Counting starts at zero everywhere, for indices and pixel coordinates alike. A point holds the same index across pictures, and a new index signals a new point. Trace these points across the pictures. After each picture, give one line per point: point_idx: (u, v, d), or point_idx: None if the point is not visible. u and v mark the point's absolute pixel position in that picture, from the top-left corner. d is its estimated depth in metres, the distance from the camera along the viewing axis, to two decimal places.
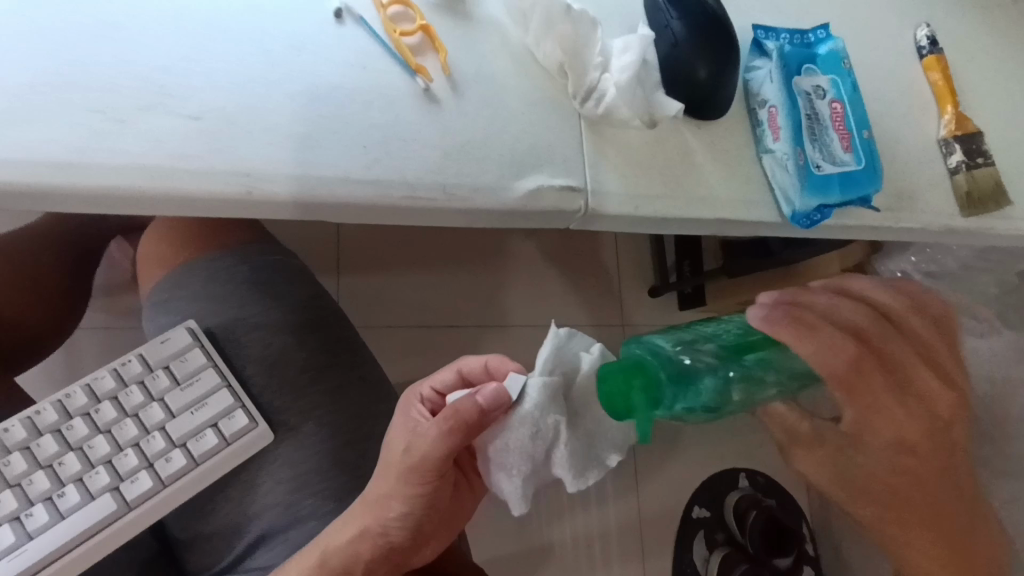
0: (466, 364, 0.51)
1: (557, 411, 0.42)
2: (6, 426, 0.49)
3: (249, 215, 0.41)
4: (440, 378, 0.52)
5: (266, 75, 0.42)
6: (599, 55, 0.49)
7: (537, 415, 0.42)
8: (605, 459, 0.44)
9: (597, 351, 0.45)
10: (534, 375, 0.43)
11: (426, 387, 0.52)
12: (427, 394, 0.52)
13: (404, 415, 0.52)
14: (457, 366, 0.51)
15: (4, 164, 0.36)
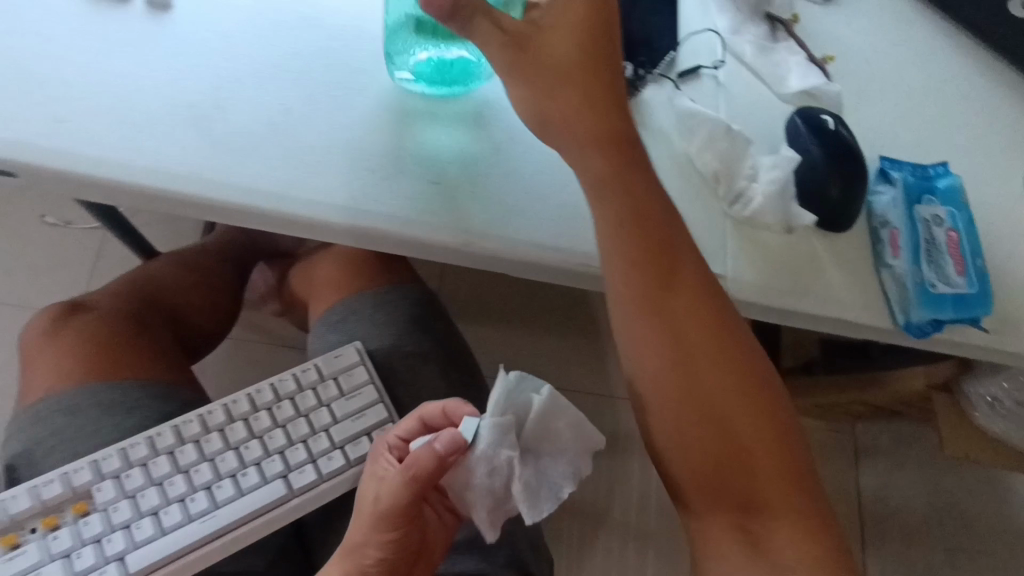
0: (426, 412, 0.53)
1: (508, 447, 0.47)
2: (209, 409, 0.58)
3: (461, 262, 0.51)
4: (406, 427, 0.54)
5: (485, 155, 0.53)
6: (751, 168, 0.58)
7: (489, 456, 0.47)
8: (560, 492, 0.47)
9: (546, 392, 0.47)
10: (487, 418, 0.47)
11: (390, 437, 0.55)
12: (392, 442, 0.54)
13: (375, 463, 0.54)
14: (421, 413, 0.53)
15: (308, 203, 0.48)
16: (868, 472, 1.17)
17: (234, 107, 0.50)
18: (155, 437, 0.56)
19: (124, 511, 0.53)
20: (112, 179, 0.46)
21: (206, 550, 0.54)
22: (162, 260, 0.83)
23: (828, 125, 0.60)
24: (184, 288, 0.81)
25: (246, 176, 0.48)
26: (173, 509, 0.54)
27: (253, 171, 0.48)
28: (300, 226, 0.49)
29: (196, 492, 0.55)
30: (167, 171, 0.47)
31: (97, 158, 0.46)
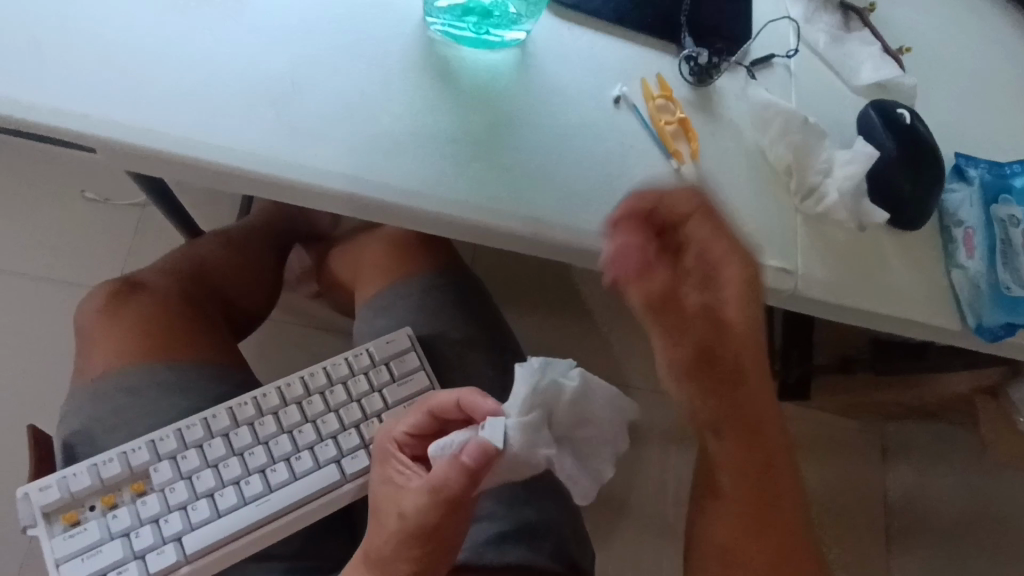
0: (437, 404, 0.49)
1: (546, 444, 0.45)
2: (263, 392, 0.58)
3: (529, 251, 0.51)
4: (416, 422, 0.50)
5: (556, 142, 0.52)
6: (824, 163, 0.56)
7: (527, 454, 0.44)
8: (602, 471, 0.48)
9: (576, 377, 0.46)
10: (513, 415, 0.44)
11: (393, 434, 0.51)
12: (400, 439, 0.50)
13: (385, 463, 0.50)
14: (427, 403, 0.50)
15: (379, 187, 0.47)
16: (896, 476, 1.16)
17: (309, 86, 0.49)
18: (211, 418, 0.56)
19: (181, 492, 0.53)
20: (186, 160, 0.46)
21: (262, 532, 0.54)
22: (210, 238, 0.83)
23: (904, 119, 0.59)
24: (231, 267, 0.81)
25: (321, 157, 0.47)
26: (228, 491, 0.54)
27: (328, 153, 0.48)
28: (372, 210, 0.48)
29: (250, 475, 0.55)
30: (242, 150, 0.46)
31: (172, 135, 0.46)
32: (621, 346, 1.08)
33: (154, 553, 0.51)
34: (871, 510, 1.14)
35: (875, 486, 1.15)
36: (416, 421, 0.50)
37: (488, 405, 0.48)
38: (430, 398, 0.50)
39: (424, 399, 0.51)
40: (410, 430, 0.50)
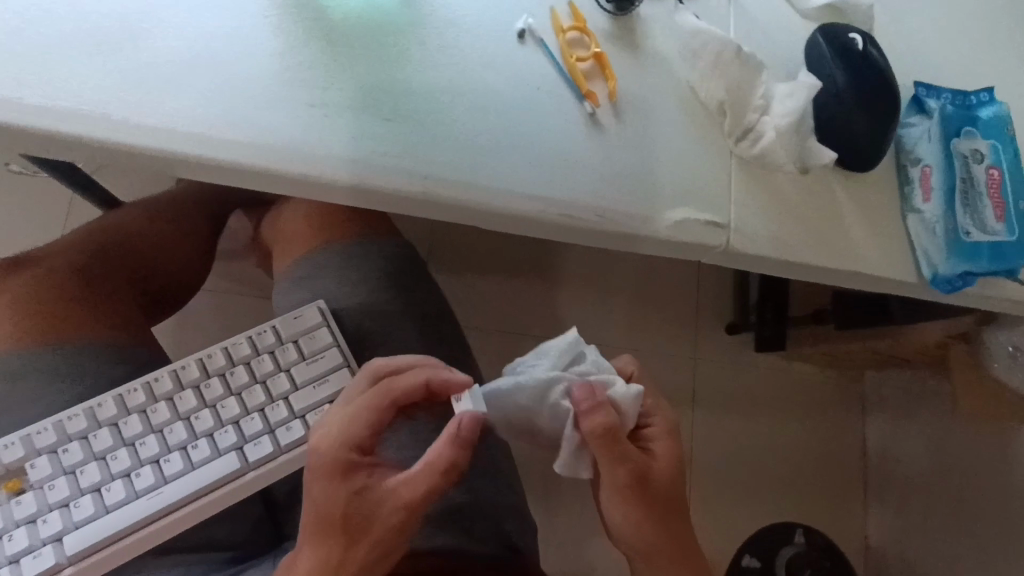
0: (401, 393, 0.46)
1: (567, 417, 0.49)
2: (156, 376, 0.53)
3: (421, 215, 0.44)
4: (377, 418, 0.46)
5: (449, 87, 0.45)
6: (762, 98, 0.50)
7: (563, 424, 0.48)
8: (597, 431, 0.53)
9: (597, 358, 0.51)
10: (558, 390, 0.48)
11: (352, 441, 0.45)
12: (361, 444, 0.46)
13: (347, 476, 0.45)
14: (386, 392, 0.46)
15: (232, 146, 0.41)
16: (874, 425, 1.15)
17: (151, 32, 0.42)
18: (97, 408, 0.52)
19: (62, 488, 0.49)
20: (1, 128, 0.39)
21: (154, 527, 0.51)
22: (123, 209, 0.72)
23: (856, 44, 0.51)
24: (154, 237, 0.71)
25: (165, 117, 0.40)
26: (116, 486, 0.50)
27: (174, 110, 0.41)
28: (231, 176, 0.41)
29: (142, 467, 0.51)
30: (67, 112, 0.39)
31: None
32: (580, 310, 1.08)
33: (31, 556, 0.49)
34: (843, 456, 1.15)
35: (854, 436, 1.16)
36: (378, 416, 0.46)
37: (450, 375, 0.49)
38: (388, 386, 0.46)
39: (379, 390, 0.46)
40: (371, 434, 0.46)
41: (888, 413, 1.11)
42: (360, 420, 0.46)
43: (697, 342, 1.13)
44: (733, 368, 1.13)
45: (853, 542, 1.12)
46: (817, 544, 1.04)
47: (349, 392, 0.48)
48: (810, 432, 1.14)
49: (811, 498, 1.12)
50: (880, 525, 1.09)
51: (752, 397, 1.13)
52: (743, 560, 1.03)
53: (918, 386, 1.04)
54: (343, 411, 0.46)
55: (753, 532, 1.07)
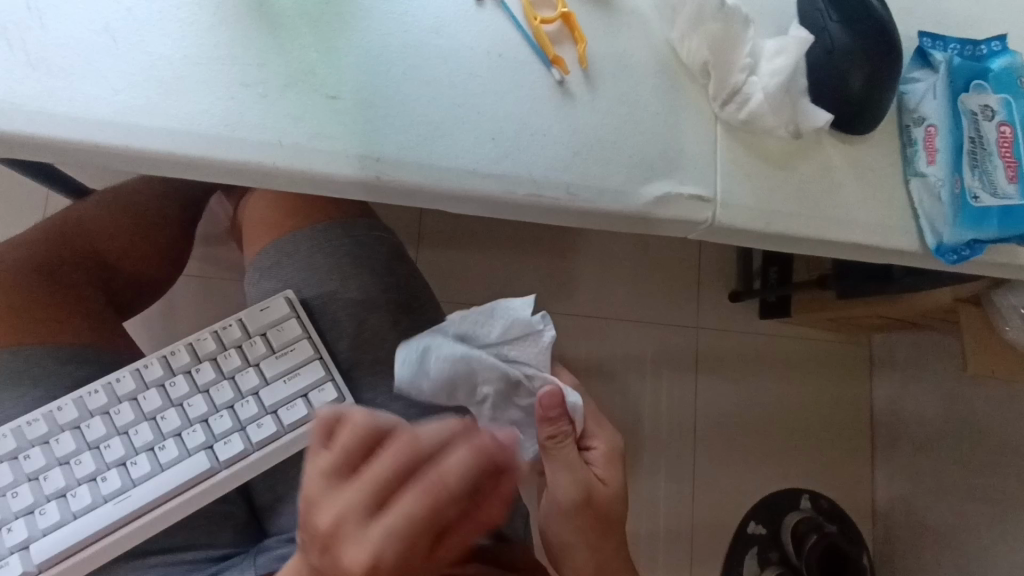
0: (471, 490, 0.34)
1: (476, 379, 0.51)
2: (118, 376, 0.51)
3: (377, 200, 0.41)
4: (441, 525, 0.33)
5: (400, 58, 0.41)
6: (749, 56, 0.45)
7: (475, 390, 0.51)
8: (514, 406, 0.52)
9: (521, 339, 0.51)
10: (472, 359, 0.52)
11: (432, 550, 0.34)
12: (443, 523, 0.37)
13: (430, 570, 0.36)
14: (456, 492, 0.33)
15: (158, 133, 0.37)
16: (882, 385, 1.12)
17: (55, 7, 0.37)
18: (57, 411, 0.50)
19: (26, 495, 0.48)
20: None
21: (125, 531, 0.49)
22: (90, 199, 0.70)
23: None
24: (116, 232, 0.69)
25: (82, 100, 0.36)
26: (82, 491, 0.48)
27: (91, 96, 0.36)
28: (161, 165, 0.37)
29: (108, 470, 0.49)
30: None
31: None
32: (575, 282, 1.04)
33: None
34: (852, 418, 1.13)
35: (862, 397, 1.14)
36: (444, 522, 0.33)
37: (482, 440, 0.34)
38: (446, 478, 0.33)
39: (437, 492, 0.33)
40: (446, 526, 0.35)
41: (897, 372, 1.09)
42: (422, 532, 0.33)
43: (698, 311, 1.09)
44: (738, 335, 1.10)
45: (862, 508, 1.11)
46: (820, 506, 1.08)
47: (376, 482, 0.33)
48: (818, 396, 1.12)
49: (818, 466, 1.10)
50: (889, 485, 1.09)
51: (757, 361, 1.10)
52: (749, 528, 1.04)
53: (931, 342, 1.02)
54: (395, 530, 0.32)
55: (760, 500, 1.06)
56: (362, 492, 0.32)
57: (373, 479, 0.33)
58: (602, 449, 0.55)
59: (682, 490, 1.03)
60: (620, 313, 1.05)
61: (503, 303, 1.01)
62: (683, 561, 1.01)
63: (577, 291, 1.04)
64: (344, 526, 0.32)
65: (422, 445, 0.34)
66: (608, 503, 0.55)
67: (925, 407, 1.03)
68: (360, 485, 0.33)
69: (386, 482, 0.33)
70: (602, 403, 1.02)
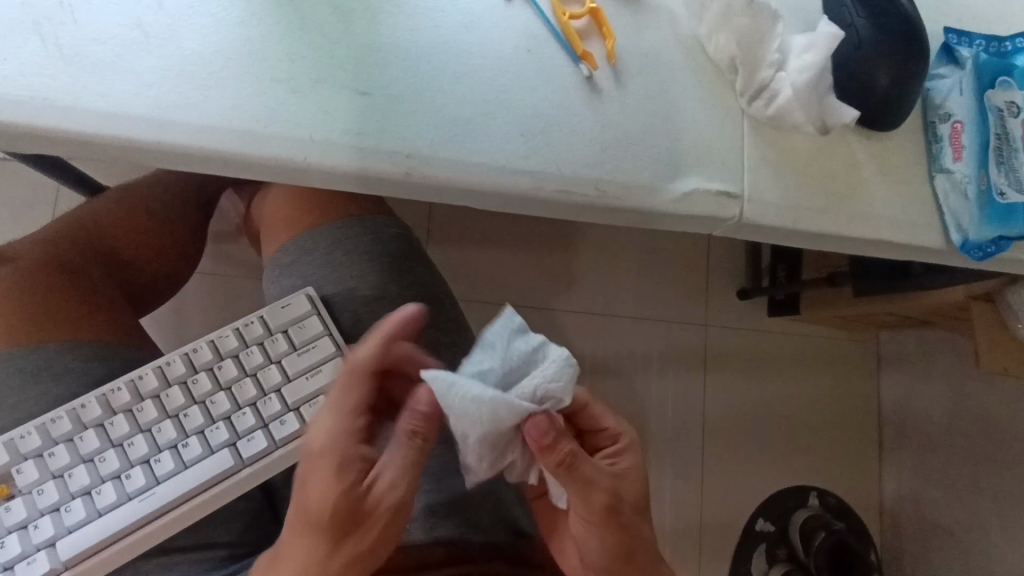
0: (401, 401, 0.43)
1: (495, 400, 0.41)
2: (140, 374, 0.51)
3: (406, 196, 0.41)
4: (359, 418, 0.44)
5: (430, 54, 0.41)
6: (777, 52, 0.46)
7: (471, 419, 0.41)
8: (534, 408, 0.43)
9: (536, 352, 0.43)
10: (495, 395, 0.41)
11: None
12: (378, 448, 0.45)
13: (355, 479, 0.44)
14: (376, 394, 0.44)
15: (189, 128, 0.37)
16: (890, 382, 1.13)
17: (88, 3, 0.37)
18: (81, 409, 0.49)
19: (51, 493, 0.48)
20: None
21: (148, 529, 0.49)
22: (105, 196, 0.70)
23: None
24: (130, 231, 0.69)
25: (115, 96, 0.36)
26: (106, 488, 0.48)
27: (123, 92, 0.36)
28: (192, 161, 0.37)
29: (133, 468, 0.49)
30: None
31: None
32: (581, 279, 1.04)
33: (24, 563, 0.47)
34: (860, 415, 1.13)
35: (870, 394, 1.14)
36: (358, 417, 0.44)
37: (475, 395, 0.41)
38: (377, 386, 0.45)
39: (362, 389, 0.44)
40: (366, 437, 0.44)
41: (905, 369, 1.09)
42: (332, 414, 0.44)
43: (707, 309, 1.08)
44: (747, 332, 1.09)
45: (870, 505, 1.10)
46: (828, 503, 1.08)
47: (342, 389, 0.47)
48: (826, 393, 1.12)
49: (827, 464, 1.10)
50: (897, 483, 1.09)
51: (766, 358, 1.10)
52: (757, 525, 1.04)
53: (940, 339, 1.02)
54: (326, 409, 0.45)
55: (768, 497, 1.06)
56: (332, 396, 0.47)
57: (346, 387, 0.47)
58: (617, 438, 0.50)
59: (690, 487, 1.03)
60: (630, 310, 1.05)
61: (512, 301, 1.01)
62: (692, 558, 1.01)
63: (584, 287, 1.04)
64: (317, 419, 0.47)
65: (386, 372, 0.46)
66: (633, 502, 0.48)
67: (933, 404, 1.03)
68: (334, 394, 0.47)
69: (358, 391, 0.47)
70: (610, 401, 1.02)
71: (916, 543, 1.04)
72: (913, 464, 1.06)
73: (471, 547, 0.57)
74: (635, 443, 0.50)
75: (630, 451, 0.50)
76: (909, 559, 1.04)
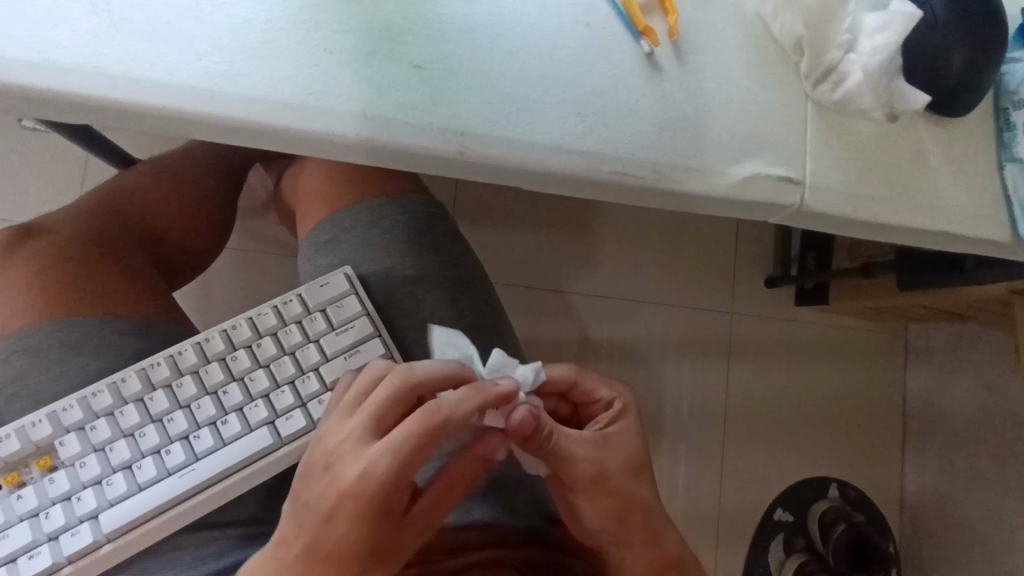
0: (455, 425, 0.40)
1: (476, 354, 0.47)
2: (180, 349, 0.50)
3: (457, 175, 0.39)
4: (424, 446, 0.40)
5: (485, 27, 0.39)
6: (848, 31, 0.43)
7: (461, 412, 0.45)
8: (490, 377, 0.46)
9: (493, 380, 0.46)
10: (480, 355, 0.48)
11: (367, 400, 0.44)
12: (402, 480, 0.40)
13: (373, 515, 0.40)
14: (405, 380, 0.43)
15: (243, 100, 0.35)
16: (917, 376, 1.10)
17: None
18: (122, 383, 0.49)
19: (93, 466, 0.48)
20: None
21: (189, 504, 0.49)
22: (137, 169, 0.70)
23: None
24: (162, 204, 0.69)
25: (169, 65, 0.35)
26: (147, 463, 0.48)
27: (176, 60, 0.35)
28: (241, 133, 0.36)
29: (172, 444, 0.49)
30: (49, 62, 0.34)
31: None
32: (602, 262, 1.02)
33: (67, 534, 0.47)
34: (884, 408, 1.11)
35: (896, 386, 1.12)
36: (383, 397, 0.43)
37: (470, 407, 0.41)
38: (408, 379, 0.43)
39: (436, 412, 0.40)
40: (413, 467, 0.40)
41: (934, 363, 1.07)
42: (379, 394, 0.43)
43: (733, 296, 1.06)
44: (773, 321, 1.07)
45: (891, 499, 1.09)
46: (849, 495, 1.06)
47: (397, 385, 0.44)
48: (850, 384, 1.10)
49: (850, 457, 1.08)
50: (920, 477, 1.07)
51: (792, 349, 1.08)
52: (776, 515, 1.03)
53: (974, 333, 0.99)
54: (394, 442, 0.39)
55: (789, 487, 1.05)
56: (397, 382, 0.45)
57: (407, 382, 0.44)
58: (614, 403, 0.50)
59: (709, 474, 1.02)
60: (653, 295, 1.03)
61: (536, 283, 0.99)
62: (709, 546, 1.00)
63: (606, 271, 1.02)
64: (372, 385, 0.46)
65: (490, 393, 0.42)
66: (622, 469, 0.47)
67: (962, 399, 1.01)
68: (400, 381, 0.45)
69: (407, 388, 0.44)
70: (631, 387, 1.01)
71: (937, 537, 1.02)
72: (939, 459, 1.04)
73: (504, 530, 0.56)
74: (631, 409, 0.50)
75: (622, 418, 0.49)
76: (930, 553, 1.03)
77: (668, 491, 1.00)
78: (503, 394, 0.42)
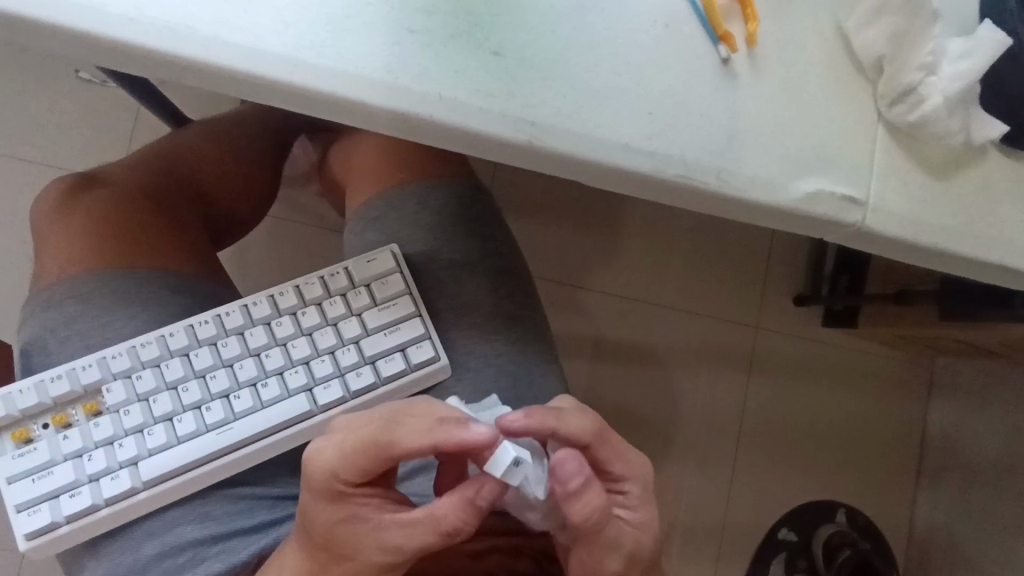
0: (403, 450, 0.40)
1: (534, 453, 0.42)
2: (227, 311, 0.51)
3: (524, 165, 0.40)
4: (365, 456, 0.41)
5: (564, 19, 0.40)
6: (931, 54, 0.42)
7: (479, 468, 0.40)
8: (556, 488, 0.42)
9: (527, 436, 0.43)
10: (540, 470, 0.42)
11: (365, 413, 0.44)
12: (335, 473, 0.41)
13: (319, 498, 0.42)
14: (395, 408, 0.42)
15: (326, 73, 0.36)
16: (938, 410, 1.09)
17: None
18: (170, 337, 0.51)
19: (136, 415, 0.49)
20: (54, 37, 0.34)
21: (224, 460, 0.50)
22: (191, 129, 0.71)
23: None
24: (214, 165, 0.70)
25: (255, 29, 0.36)
26: (188, 417, 0.50)
27: (263, 27, 0.36)
28: (317, 104, 0.36)
29: (213, 401, 0.50)
30: (140, 17, 0.35)
31: None
32: (628, 264, 1.02)
33: (108, 478, 0.49)
34: (900, 437, 1.10)
35: (915, 417, 1.10)
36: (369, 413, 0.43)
37: (418, 437, 0.39)
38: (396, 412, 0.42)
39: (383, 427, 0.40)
40: (349, 467, 0.41)
41: (960, 397, 1.05)
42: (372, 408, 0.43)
43: (760, 311, 1.05)
44: (797, 339, 1.06)
45: (898, 529, 1.08)
46: (856, 522, 1.05)
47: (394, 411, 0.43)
48: (870, 410, 1.09)
49: (862, 483, 1.07)
50: (932, 510, 1.06)
51: (816, 369, 1.07)
52: (779, 534, 1.03)
53: (1004, 373, 0.95)
54: (343, 440, 0.41)
55: (797, 507, 1.04)
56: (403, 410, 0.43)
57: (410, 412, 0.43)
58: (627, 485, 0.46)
59: (718, 486, 1.02)
60: (679, 302, 1.03)
61: (561, 278, 0.99)
62: (709, 556, 1.00)
63: (630, 274, 1.02)
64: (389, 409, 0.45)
65: (452, 436, 0.39)
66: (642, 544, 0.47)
67: (985, 435, 0.98)
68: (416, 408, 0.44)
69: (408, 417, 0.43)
70: (648, 389, 1.01)
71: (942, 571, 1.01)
72: (952, 494, 1.02)
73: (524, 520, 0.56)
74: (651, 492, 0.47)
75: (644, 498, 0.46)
76: None
77: (674, 497, 1.00)
78: (467, 438, 0.39)
